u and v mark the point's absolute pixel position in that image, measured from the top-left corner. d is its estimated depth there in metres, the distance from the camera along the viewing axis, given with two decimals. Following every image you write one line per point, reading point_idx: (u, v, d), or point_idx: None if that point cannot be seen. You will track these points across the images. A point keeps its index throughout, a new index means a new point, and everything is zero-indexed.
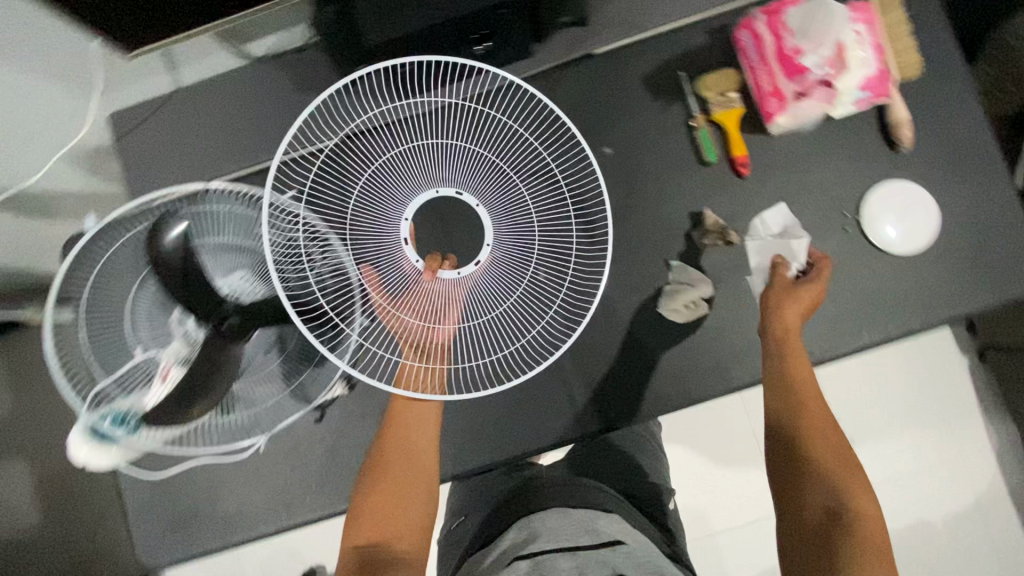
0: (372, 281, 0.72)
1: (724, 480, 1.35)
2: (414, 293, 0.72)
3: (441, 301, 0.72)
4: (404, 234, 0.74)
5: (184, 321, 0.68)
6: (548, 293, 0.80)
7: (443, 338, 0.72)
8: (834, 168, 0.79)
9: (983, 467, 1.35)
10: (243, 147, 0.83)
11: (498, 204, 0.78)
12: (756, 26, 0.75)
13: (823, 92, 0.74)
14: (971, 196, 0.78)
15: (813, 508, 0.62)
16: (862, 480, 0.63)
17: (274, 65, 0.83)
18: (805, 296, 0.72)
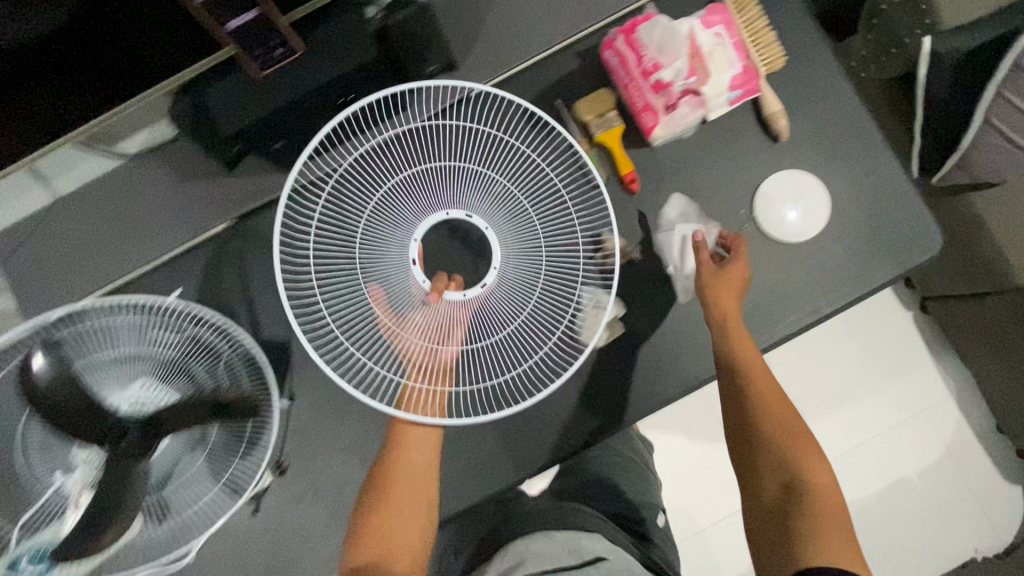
0: (377, 299, 0.72)
1: (702, 475, 1.35)
2: (416, 310, 0.73)
3: (444, 321, 0.74)
4: (413, 255, 0.75)
5: (85, 449, 0.67)
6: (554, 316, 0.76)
7: (446, 358, 0.73)
8: (721, 170, 0.80)
9: (948, 416, 1.37)
10: (133, 249, 0.81)
11: (504, 225, 0.77)
12: (617, 46, 0.76)
13: (692, 100, 0.75)
14: (857, 174, 0.79)
15: (774, 488, 0.68)
16: (809, 445, 0.69)
17: (147, 160, 0.81)
18: (728, 278, 0.74)
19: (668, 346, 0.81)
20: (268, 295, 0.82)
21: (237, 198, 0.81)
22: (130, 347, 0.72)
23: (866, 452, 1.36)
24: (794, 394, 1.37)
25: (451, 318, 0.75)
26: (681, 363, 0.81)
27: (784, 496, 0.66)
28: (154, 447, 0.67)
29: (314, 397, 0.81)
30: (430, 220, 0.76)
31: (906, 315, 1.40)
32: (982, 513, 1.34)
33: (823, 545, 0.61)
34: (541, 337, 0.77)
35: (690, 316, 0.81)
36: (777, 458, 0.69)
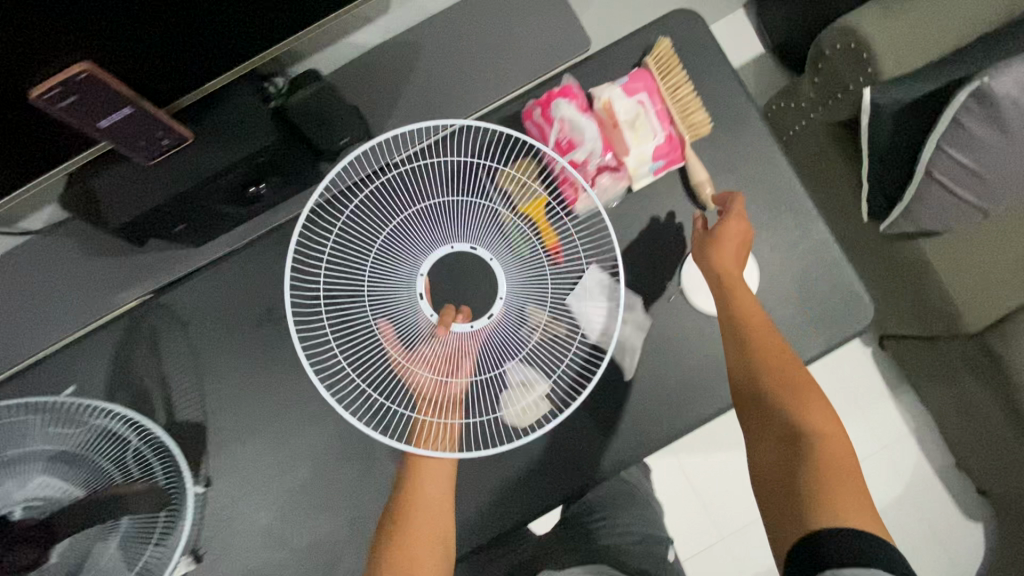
0: (388, 335, 0.69)
1: (687, 506, 1.32)
2: (426, 344, 0.69)
3: (454, 355, 0.69)
4: (420, 290, 0.71)
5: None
6: (558, 350, 0.76)
7: (458, 395, 0.69)
8: (647, 240, 0.79)
9: (906, 455, 1.36)
10: (33, 328, 0.77)
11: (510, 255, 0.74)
12: (536, 120, 0.75)
13: (610, 174, 0.74)
14: (786, 243, 0.78)
15: (779, 445, 0.60)
16: (812, 396, 0.62)
17: (49, 237, 0.77)
18: (726, 233, 0.71)
19: (595, 429, 0.77)
20: (181, 374, 0.79)
21: (149, 275, 0.78)
22: (27, 442, 0.71)
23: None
24: None
25: (461, 351, 0.69)
26: (605, 443, 0.77)
27: (789, 453, 0.59)
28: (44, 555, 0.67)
29: (233, 480, 0.78)
30: (437, 255, 0.72)
31: (865, 353, 1.38)
32: (939, 553, 1.33)
33: (832, 506, 0.53)
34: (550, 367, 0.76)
35: (619, 394, 0.77)
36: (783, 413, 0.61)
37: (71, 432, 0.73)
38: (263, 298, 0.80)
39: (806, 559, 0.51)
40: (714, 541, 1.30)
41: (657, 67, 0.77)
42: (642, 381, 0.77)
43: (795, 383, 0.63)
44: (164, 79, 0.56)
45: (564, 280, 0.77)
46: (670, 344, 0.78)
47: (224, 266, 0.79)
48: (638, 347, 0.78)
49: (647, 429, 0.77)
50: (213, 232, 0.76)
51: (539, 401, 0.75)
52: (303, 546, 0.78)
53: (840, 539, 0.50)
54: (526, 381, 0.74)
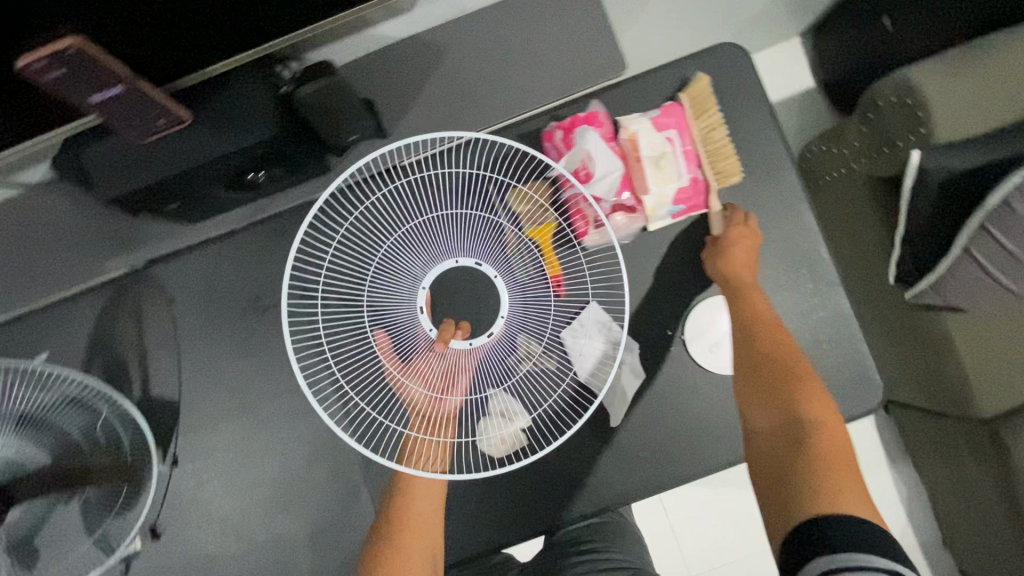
0: (384, 347, 0.67)
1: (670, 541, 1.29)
2: (423, 359, 0.66)
3: (449, 371, 0.66)
4: (420, 304, 0.67)
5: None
6: (553, 377, 0.73)
7: (450, 413, 0.66)
8: (656, 284, 0.75)
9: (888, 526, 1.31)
10: (24, 280, 0.77)
11: (517, 273, 0.69)
12: (554, 142, 0.71)
13: (625, 213, 0.71)
14: (801, 309, 0.74)
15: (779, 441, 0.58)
16: (808, 385, 0.61)
17: (45, 191, 0.76)
18: (739, 232, 0.69)
19: (567, 471, 0.74)
20: (161, 349, 0.78)
21: (139, 246, 0.76)
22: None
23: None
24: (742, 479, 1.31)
25: (458, 367, 0.66)
26: (576, 487, 0.74)
27: (789, 450, 0.57)
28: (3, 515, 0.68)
29: (198, 464, 0.77)
30: (441, 268, 0.68)
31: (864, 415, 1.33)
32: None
33: (828, 496, 0.52)
34: (546, 389, 0.73)
35: (600, 440, 0.74)
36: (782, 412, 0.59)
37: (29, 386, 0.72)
38: (253, 284, 0.78)
39: (803, 549, 0.49)
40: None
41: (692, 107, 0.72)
42: (626, 430, 0.74)
43: (793, 381, 0.61)
44: (163, 50, 0.53)
45: (570, 305, 0.73)
46: (664, 396, 0.74)
47: (219, 246, 0.77)
48: (629, 396, 0.73)
49: (622, 481, 0.74)
50: (213, 212, 0.75)
51: (517, 432, 0.70)
52: (255, 541, 0.76)
53: (834, 527, 0.49)
54: (505, 411, 0.69)
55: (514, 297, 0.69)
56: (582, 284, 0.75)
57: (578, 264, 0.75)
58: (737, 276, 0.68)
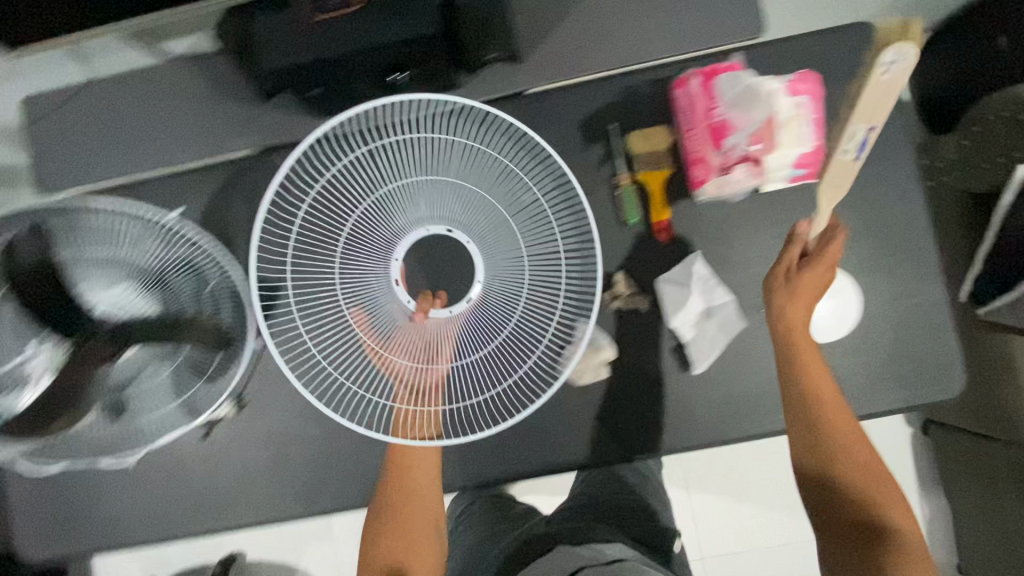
0: (361, 323, 0.70)
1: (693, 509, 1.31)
2: (403, 333, 0.70)
3: (432, 339, 0.70)
4: (395, 275, 0.71)
5: (41, 334, 0.67)
6: (532, 341, 0.72)
7: (439, 381, 0.69)
8: (759, 246, 0.75)
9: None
10: (154, 147, 0.81)
11: (492, 238, 0.72)
12: (690, 88, 0.71)
13: (750, 168, 0.69)
14: (896, 292, 0.75)
15: (852, 513, 0.63)
16: (870, 472, 0.65)
17: (187, 65, 0.80)
18: (812, 283, 0.68)
19: (642, 412, 0.75)
20: (271, 232, 0.81)
21: (269, 130, 0.80)
22: (116, 234, 0.72)
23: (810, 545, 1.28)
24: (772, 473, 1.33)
25: (441, 337, 0.70)
26: (651, 428, 0.75)
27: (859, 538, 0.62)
28: (121, 353, 0.69)
29: (287, 349, 0.81)
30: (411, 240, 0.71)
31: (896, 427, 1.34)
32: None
33: None
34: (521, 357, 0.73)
35: (681, 388, 0.75)
36: (859, 485, 0.64)
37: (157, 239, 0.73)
38: None
39: None
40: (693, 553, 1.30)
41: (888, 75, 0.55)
42: (706, 382, 0.75)
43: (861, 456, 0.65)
44: None
45: (542, 267, 0.72)
46: (749, 355, 0.75)
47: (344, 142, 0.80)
48: (720, 344, 0.74)
49: (696, 431, 0.75)
50: (341, 108, 0.77)
51: (600, 367, 0.75)
52: (331, 425, 0.80)
53: None
54: (585, 338, 0.72)
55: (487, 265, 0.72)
56: (552, 240, 0.73)
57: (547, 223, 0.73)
58: (797, 338, 0.68)
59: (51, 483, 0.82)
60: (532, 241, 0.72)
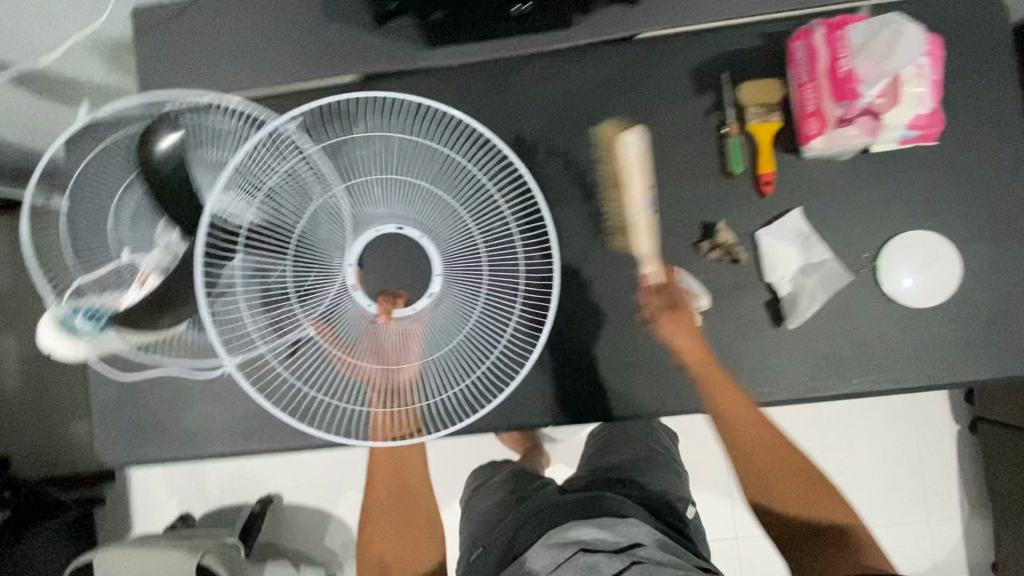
0: (326, 334, 0.71)
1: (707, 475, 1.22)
2: (369, 336, 0.71)
3: (396, 342, 0.71)
4: (352, 281, 0.71)
5: (162, 224, 0.69)
6: (496, 332, 0.74)
7: (409, 381, 0.70)
8: (861, 207, 0.75)
9: (939, 532, 1.33)
10: (260, 64, 0.80)
11: (449, 239, 0.73)
12: (813, 39, 0.70)
13: (867, 122, 0.69)
14: (998, 263, 0.74)
15: (816, 517, 0.72)
16: (797, 472, 0.75)
17: None
18: (687, 318, 0.74)
19: (731, 363, 0.76)
20: None
21: (374, 56, 0.79)
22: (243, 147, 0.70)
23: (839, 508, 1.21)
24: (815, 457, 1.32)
25: (407, 336, 0.71)
26: (738, 379, 0.76)
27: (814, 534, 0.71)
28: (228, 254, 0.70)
29: None
30: (364, 240, 0.71)
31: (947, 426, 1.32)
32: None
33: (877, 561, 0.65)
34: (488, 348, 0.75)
35: (772, 342, 0.75)
36: (800, 491, 0.74)
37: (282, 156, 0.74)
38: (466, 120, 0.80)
39: None
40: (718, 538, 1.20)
41: (632, 159, 0.71)
42: (799, 339, 0.75)
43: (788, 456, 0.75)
44: None
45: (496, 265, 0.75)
46: (844, 316, 0.75)
47: (447, 75, 0.80)
48: (818, 302, 0.74)
49: (783, 385, 0.75)
50: (454, 40, 0.78)
51: (693, 317, 0.75)
52: None
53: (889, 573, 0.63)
54: (685, 289, 0.75)
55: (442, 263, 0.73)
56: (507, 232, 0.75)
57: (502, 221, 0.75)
58: (704, 372, 0.73)
59: (134, 391, 0.83)
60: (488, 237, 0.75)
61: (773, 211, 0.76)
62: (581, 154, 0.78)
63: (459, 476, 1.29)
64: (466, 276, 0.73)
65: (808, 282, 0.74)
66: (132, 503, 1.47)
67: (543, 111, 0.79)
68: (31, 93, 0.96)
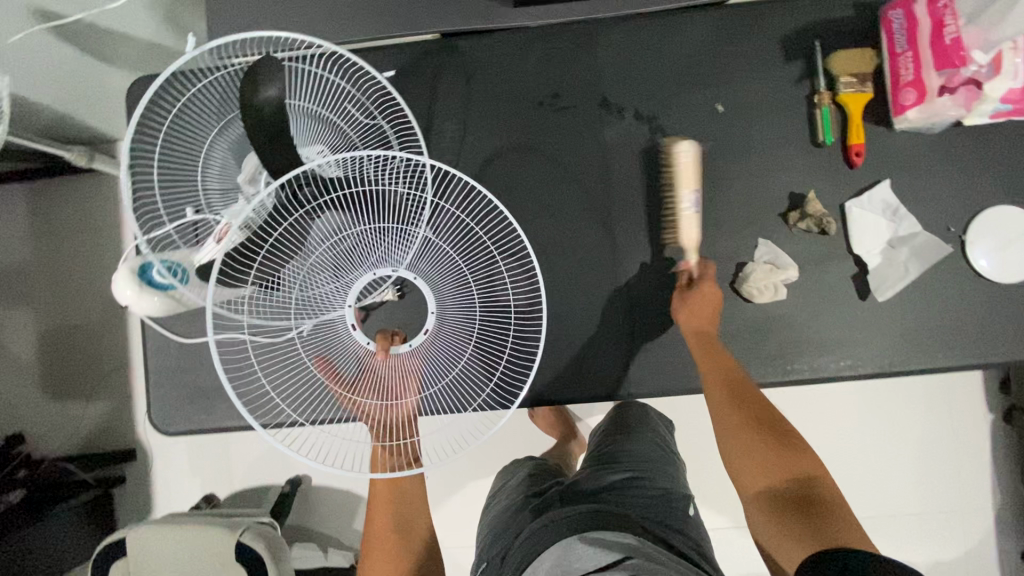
0: (326, 370, 0.66)
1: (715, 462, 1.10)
2: (368, 373, 0.66)
3: (392, 380, 0.66)
4: (352, 321, 0.66)
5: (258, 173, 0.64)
6: (487, 368, 0.76)
7: (403, 418, 0.66)
8: (950, 180, 0.75)
9: (1005, 538, 1.23)
10: (331, 15, 0.77)
11: (446, 279, 0.70)
12: (913, 8, 0.70)
13: (966, 92, 0.68)
14: None
15: (777, 480, 0.62)
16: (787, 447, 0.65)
17: None
18: (704, 301, 0.71)
19: (815, 334, 0.75)
20: (448, 118, 0.78)
21: (458, 11, 0.76)
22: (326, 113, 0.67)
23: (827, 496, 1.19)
24: (862, 450, 1.25)
25: (405, 374, 0.67)
26: (824, 352, 0.75)
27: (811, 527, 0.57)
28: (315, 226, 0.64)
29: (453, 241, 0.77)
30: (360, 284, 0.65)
31: (1000, 425, 1.24)
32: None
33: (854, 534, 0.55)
34: (478, 385, 0.76)
35: (858, 314, 0.75)
36: (763, 457, 0.64)
37: (366, 111, 0.71)
38: (549, 82, 0.78)
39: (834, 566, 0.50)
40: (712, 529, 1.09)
41: (682, 168, 0.70)
42: (883, 311, 0.75)
43: (768, 424, 0.67)
44: None
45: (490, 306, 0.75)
46: (930, 289, 0.74)
47: (532, 35, 0.78)
48: (910, 274, 0.73)
49: (867, 357, 0.75)
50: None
51: (779, 287, 0.74)
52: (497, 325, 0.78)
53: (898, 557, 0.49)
54: (774, 260, 0.74)
55: (440, 304, 0.69)
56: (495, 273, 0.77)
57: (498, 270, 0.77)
58: (695, 342, 0.70)
59: (197, 356, 0.79)
60: (479, 277, 0.75)
61: (861, 182, 0.75)
62: (668, 119, 0.77)
63: (487, 463, 1.17)
64: (463, 315, 0.71)
65: (897, 254, 0.74)
66: (153, 484, 1.33)
67: (631, 75, 0.77)
68: (82, 47, 0.91)
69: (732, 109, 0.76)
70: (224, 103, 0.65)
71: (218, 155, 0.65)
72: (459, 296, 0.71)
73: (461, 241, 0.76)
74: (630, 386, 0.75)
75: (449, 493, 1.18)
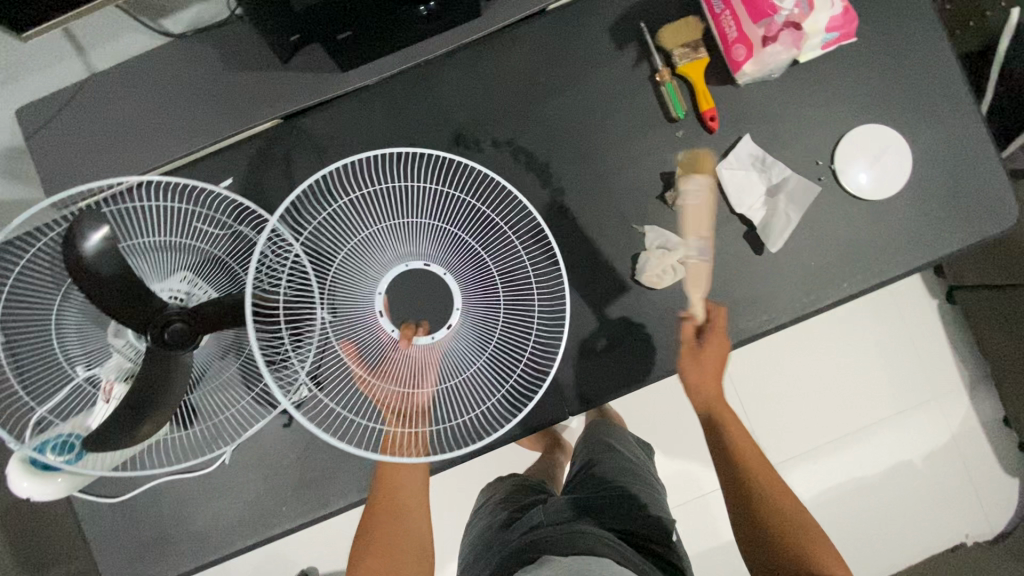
0: (348, 355, 0.66)
1: (682, 437, 1.11)
2: (391, 360, 0.66)
3: (418, 366, 0.66)
4: (379, 307, 0.68)
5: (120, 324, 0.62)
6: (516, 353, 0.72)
7: (427, 401, 0.65)
8: (806, 117, 0.76)
9: (988, 411, 1.24)
10: (168, 134, 0.75)
11: (468, 269, 0.72)
12: None
13: (790, 35, 0.69)
14: (937, 134, 0.77)
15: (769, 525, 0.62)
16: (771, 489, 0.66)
17: (198, 42, 0.76)
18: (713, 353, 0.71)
19: (726, 299, 0.76)
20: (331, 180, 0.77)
21: (291, 93, 0.75)
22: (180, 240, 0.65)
23: (797, 429, 1.23)
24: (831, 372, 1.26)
25: (429, 356, 0.67)
26: (739, 313, 0.76)
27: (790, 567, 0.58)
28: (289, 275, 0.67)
29: None
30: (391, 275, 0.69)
31: (946, 308, 1.25)
32: (987, 506, 1.21)
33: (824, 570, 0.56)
34: (503, 373, 0.71)
35: (759, 267, 0.76)
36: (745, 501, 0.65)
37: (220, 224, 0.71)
38: (401, 132, 0.77)
39: None
40: (675, 506, 1.09)
41: (697, 203, 0.70)
42: (782, 258, 0.76)
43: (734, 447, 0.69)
44: None
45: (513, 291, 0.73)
46: (817, 225, 0.76)
47: (370, 93, 0.77)
48: (794, 219, 0.75)
49: (779, 306, 0.76)
50: (368, 58, 0.75)
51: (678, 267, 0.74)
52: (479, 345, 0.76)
53: None
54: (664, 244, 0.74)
55: (466, 289, 0.71)
56: (518, 255, 0.75)
57: (518, 253, 0.75)
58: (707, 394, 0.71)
59: (132, 510, 0.76)
60: (502, 263, 0.74)
61: (724, 143, 0.76)
62: (527, 136, 0.76)
63: None
64: (492, 295, 0.71)
65: (779, 202, 0.75)
66: None
67: (477, 104, 0.77)
68: None
69: (587, 111, 0.76)
70: (58, 272, 0.64)
71: (74, 316, 0.63)
72: (483, 279, 0.72)
73: (480, 230, 0.74)
74: (568, 403, 0.75)
75: (450, 548, 1.14)
